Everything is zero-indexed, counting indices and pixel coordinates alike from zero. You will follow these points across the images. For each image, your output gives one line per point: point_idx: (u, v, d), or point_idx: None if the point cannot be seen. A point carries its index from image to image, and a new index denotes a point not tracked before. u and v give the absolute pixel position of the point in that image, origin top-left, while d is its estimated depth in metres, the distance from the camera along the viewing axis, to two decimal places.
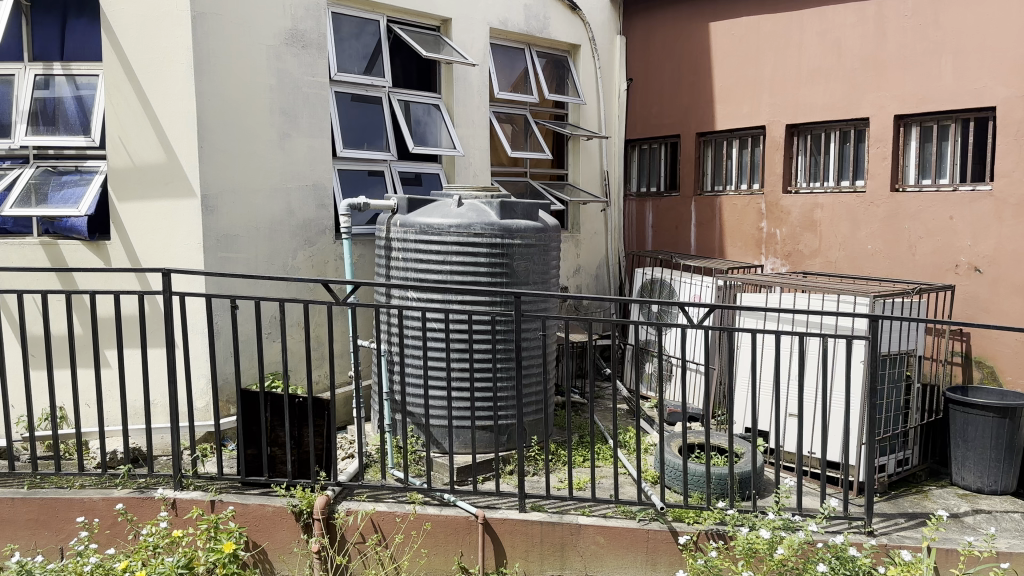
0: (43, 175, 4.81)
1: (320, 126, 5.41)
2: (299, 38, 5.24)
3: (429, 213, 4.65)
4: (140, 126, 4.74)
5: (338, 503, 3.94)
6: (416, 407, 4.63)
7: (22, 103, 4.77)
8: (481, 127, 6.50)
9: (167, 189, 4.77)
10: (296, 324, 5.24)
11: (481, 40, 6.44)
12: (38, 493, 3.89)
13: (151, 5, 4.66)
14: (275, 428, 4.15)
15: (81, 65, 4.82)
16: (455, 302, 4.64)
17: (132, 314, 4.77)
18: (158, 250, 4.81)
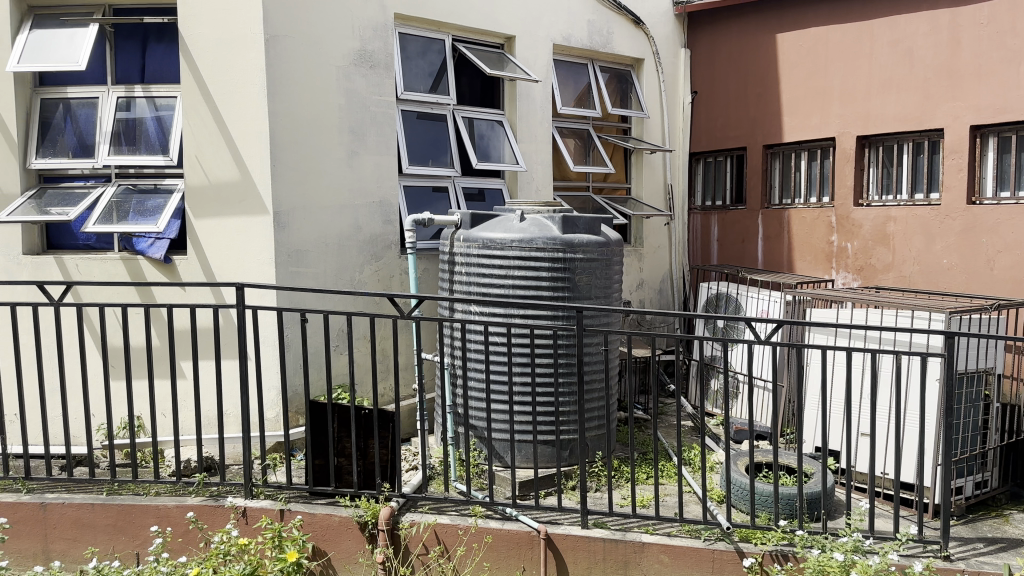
0: (123, 193, 5.01)
1: (386, 144, 5.54)
2: (367, 59, 5.38)
3: (491, 227, 4.69)
4: (215, 146, 4.93)
5: (402, 515, 3.98)
6: (478, 420, 4.66)
7: (106, 124, 5.03)
8: (544, 143, 6.54)
9: (240, 206, 4.94)
10: (362, 337, 5.35)
11: (544, 56, 6.49)
12: (116, 500, 4.04)
13: (227, 29, 4.85)
14: (342, 438, 4.24)
15: (160, 87, 5.05)
16: (517, 316, 4.66)
17: (207, 327, 4.95)
18: (232, 265, 4.98)
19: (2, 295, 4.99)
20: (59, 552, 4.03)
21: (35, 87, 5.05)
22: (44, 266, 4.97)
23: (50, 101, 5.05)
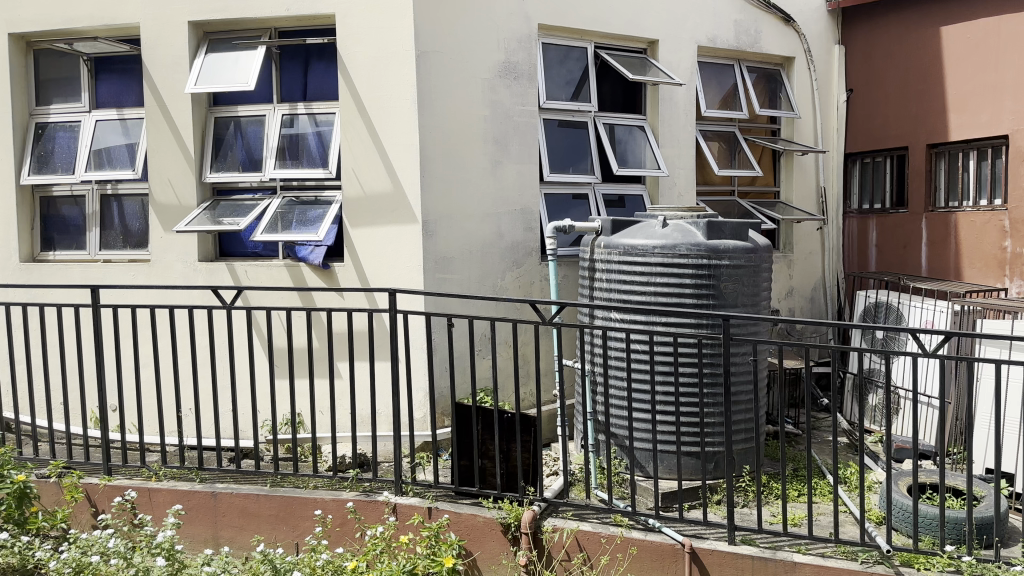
0: (288, 205, 5.38)
1: (529, 152, 5.62)
2: (511, 70, 5.50)
3: (633, 233, 4.65)
4: (369, 159, 5.19)
5: (544, 519, 4.02)
6: (620, 429, 4.63)
7: (272, 140, 5.41)
8: (687, 147, 6.41)
9: (392, 215, 5.18)
10: (504, 342, 5.45)
11: (688, 59, 6.36)
12: (280, 491, 4.32)
13: (381, 47, 5.11)
14: (486, 441, 4.31)
15: (321, 104, 5.38)
16: (659, 324, 4.59)
17: (361, 331, 5.22)
18: (383, 271, 5.22)
19: (183, 299, 5.47)
20: (228, 539, 4.33)
21: (210, 107, 5.52)
22: (218, 272, 5.41)
23: (223, 119, 5.51)
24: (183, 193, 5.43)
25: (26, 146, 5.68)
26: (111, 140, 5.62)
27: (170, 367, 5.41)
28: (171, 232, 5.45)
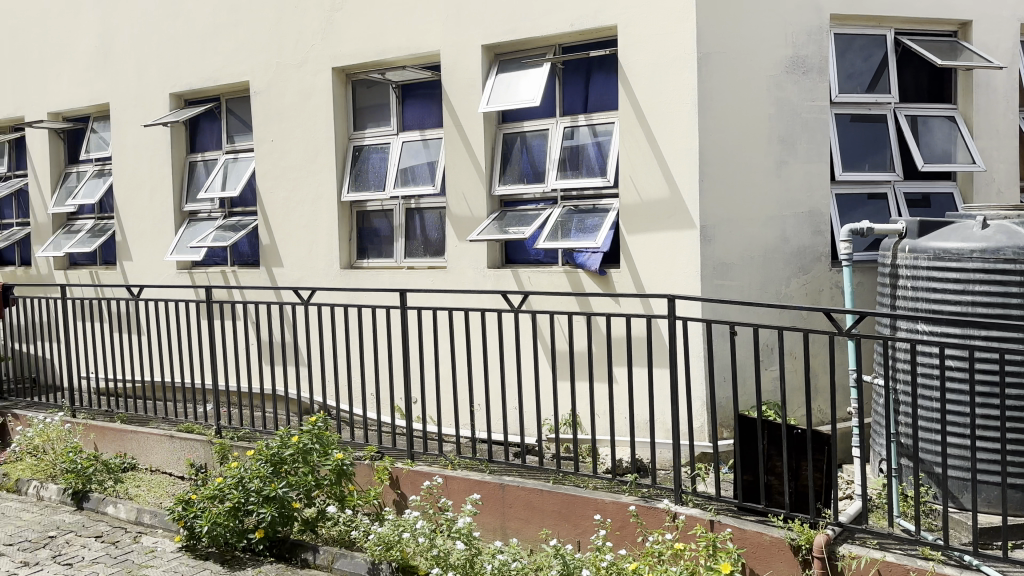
0: (568, 214, 5.57)
1: (818, 150, 5.27)
2: (800, 64, 5.20)
3: (946, 235, 4.13)
4: (648, 165, 5.21)
5: (839, 544, 3.73)
6: (930, 454, 4.14)
7: (554, 151, 5.64)
8: (1009, 138, 5.62)
9: (671, 221, 5.14)
10: (791, 354, 5.16)
11: (1008, 39, 5.58)
12: (563, 488, 4.46)
13: (662, 53, 5.11)
14: (772, 456, 4.10)
15: (601, 114, 5.50)
16: (979, 337, 4.05)
17: (641, 337, 5.24)
18: (662, 277, 5.18)
19: (474, 302, 5.90)
20: (515, 530, 4.56)
21: (498, 124, 5.89)
22: (504, 278, 5.77)
23: (511, 135, 5.83)
24: (475, 206, 5.88)
25: (347, 168, 6.47)
26: (415, 159, 6.21)
27: (463, 366, 5.87)
28: (464, 240, 5.93)
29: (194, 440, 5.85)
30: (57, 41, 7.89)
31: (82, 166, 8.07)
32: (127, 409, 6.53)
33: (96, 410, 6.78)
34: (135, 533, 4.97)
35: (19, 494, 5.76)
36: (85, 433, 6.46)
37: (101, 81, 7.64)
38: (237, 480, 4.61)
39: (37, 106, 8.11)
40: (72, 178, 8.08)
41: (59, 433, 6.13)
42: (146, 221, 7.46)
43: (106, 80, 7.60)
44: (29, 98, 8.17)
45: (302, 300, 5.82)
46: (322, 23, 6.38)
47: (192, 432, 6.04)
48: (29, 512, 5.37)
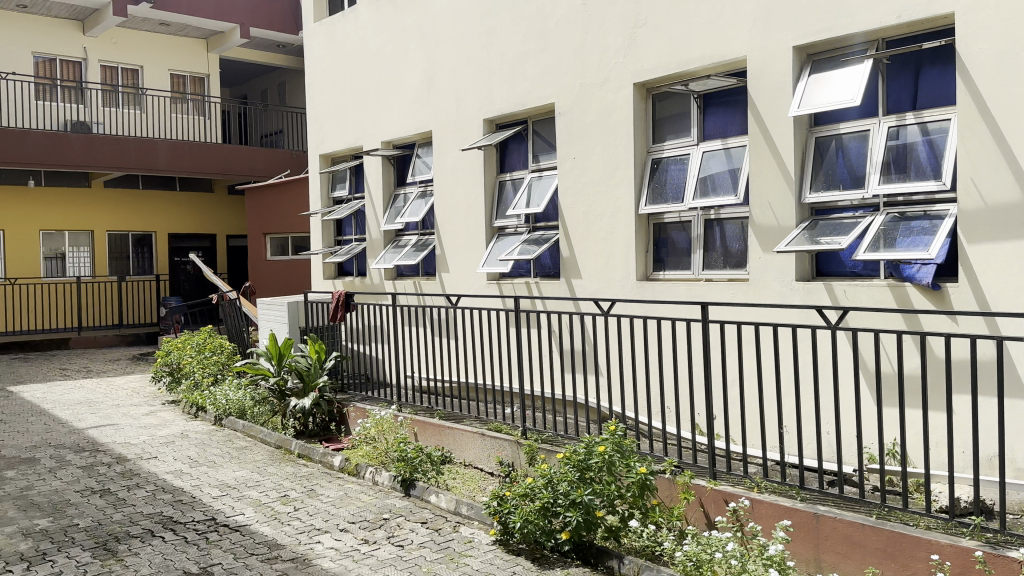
0: (892, 222, 5.04)
1: None
2: None
3: None
4: (993, 164, 4.60)
5: None
6: None
7: (877, 154, 5.12)
8: None
9: (1021, 227, 4.50)
10: None
11: None
12: (888, 525, 4.05)
13: (1007, 33, 4.51)
14: None
15: (934, 110, 4.92)
16: None
17: (986, 361, 4.59)
18: (1012, 293, 4.52)
19: (781, 318, 5.60)
20: (831, 563, 4.21)
21: (810, 128, 5.55)
22: (815, 291, 5.40)
23: (825, 138, 5.46)
24: (782, 215, 5.57)
25: (646, 181, 6.50)
26: (716, 168, 6.05)
27: (769, 385, 5.60)
28: (770, 252, 5.64)
29: (503, 439, 6.29)
30: (389, 79, 8.97)
31: (407, 188, 9.05)
32: (445, 407, 7.24)
33: (419, 407, 7.60)
34: (454, 523, 5.44)
35: (358, 477, 6.54)
36: (410, 426, 7.17)
37: (424, 112, 8.52)
38: (547, 481, 4.86)
39: (372, 136, 9.26)
40: (399, 200, 9.08)
41: (392, 424, 7.00)
42: (461, 236, 8.17)
43: (428, 110, 8.47)
44: (366, 130, 9.35)
45: (604, 312, 5.99)
46: (625, 41, 6.53)
47: (501, 431, 6.50)
48: (367, 493, 6.11)
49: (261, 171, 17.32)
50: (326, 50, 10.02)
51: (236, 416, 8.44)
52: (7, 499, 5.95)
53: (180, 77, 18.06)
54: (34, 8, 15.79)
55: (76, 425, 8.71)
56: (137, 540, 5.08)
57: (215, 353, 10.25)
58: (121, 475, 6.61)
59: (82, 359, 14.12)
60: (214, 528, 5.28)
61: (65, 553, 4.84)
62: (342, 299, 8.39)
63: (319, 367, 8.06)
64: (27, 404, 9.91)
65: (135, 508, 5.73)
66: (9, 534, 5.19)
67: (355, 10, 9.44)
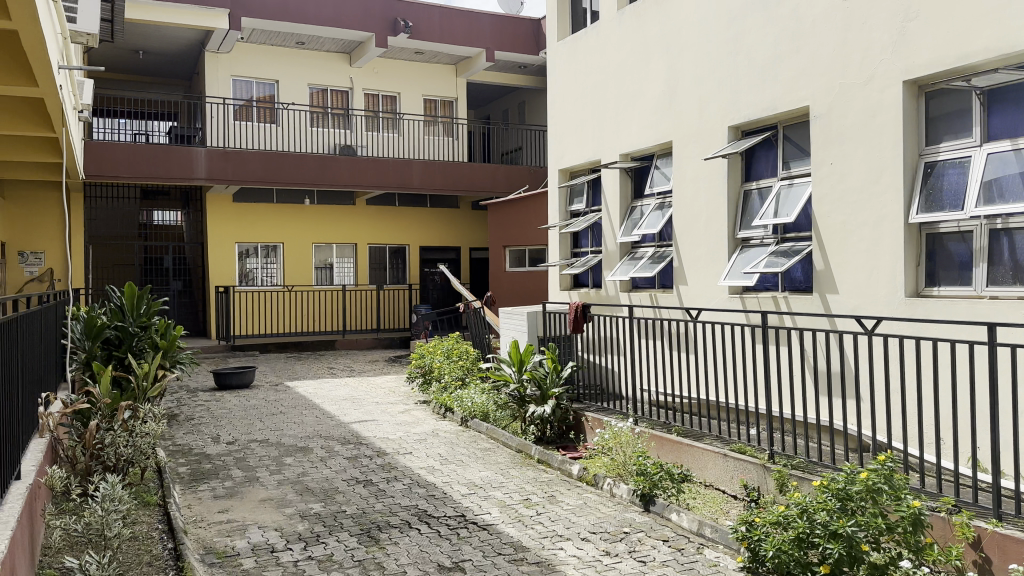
0: None
1: None
2: None
3: None
4: None
5: None
6: None
7: None
8: None
9: None
10: None
11: None
12: None
13: None
14: None
15: None
16: None
17: None
18: None
19: None
20: None
21: None
22: None
23: None
24: None
25: (917, 187, 5.89)
26: (1003, 170, 5.30)
27: None
28: None
29: (748, 461, 5.98)
30: (629, 91, 8.97)
31: (645, 201, 8.93)
32: (683, 423, 7.03)
33: (655, 420, 7.48)
34: (698, 544, 5.26)
35: (596, 487, 6.56)
36: (648, 440, 7.04)
37: (664, 122, 8.40)
38: (801, 511, 4.50)
39: (611, 149, 9.29)
40: (636, 212, 9.00)
41: (629, 437, 6.82)
42: (701, 248, 7.88)
43: (669, 121, 8.33)
44: (605, 143, 9.41)
45: (865, 331, 5.47)
46: (893, 35, 5.97)
47: (745, 453, 6.18)
48: (607, 505, 6.10)
49: (501, 187, 18.16)
50: (568, 67, 10.27)
51: (480, 419, 8.87)
52: (289, 482, 6.72)
53: (431, 101, 19.52)
54: (313, 46, 17.90)
55: (342, 418, 9.65)
56: (396, 530, 5.48)
57: (461, 358, 10.85)
58: (381, 467, 7.20)
59: (346, 359, 15.69)
60: (463, 525, 5.55)
61: (336, 537, 5.33)
62: (579, 310, 8.42)
63: (555, 376, 8.16)
64: (303, 397, 11.17)
65: (393, 500, 6.19)
66: (291, 514, 5.84)
67: (597, 26, 9.58)
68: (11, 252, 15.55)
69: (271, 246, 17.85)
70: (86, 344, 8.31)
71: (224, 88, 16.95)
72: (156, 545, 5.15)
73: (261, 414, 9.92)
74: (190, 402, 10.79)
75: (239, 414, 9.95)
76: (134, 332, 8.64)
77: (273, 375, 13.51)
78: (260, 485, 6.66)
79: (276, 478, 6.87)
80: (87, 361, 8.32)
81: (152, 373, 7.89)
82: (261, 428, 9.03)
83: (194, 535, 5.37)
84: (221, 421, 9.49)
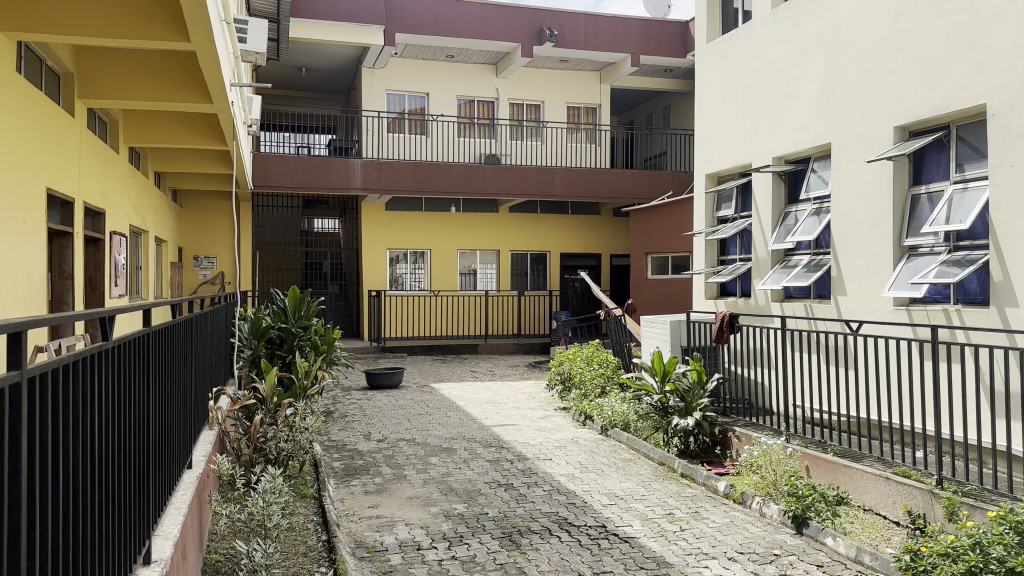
0: None
1: None
2: None
3: None
4: None
5: None
6: None
7: None
8: None
9: None
10: None
11: None
12: None
13: None
14: None
15: None
16: None
17: None
18: None
19: None
20: None
21: None
22: None
23: None
24: None
25: None
26: None
27: None
28: None
29: (912, 486, 5.52)
30: (784, 92, 8.56)
31: (800, 206, 8.48)
32: (840, 442, 6.60)
33: (808, 437, 7.05)
34: (856, 572, 4.91)
35: (744, 506, 6.28)
36: (800, 458, 6.63)
37: (822, 124, 7.94)
38: (974, 542, 4.08)
39: (763, 153, 8.90)
40: (790, 218, 8.55)
41: (781, 456, 6.38)
42: (863, 256, 7.36)
43: (827, 122, 7.87)
44: (756, 146, 9.03)
45: None
46: None
47: (909, 477, 5.71)
48: (755, 524, 5.82)
49: (644, 193, 17.90)
50: (717, 69, 9.95)
51: (621, 428, 8.74)
52: (434, 481, 6.91)
53: (575, 108, 19.56)
54: (461, 58, 18.43)
55: (484, 422, 9.82)
56: (537, 536, 5.49)
57: (602, 365, 10.74)
58: (522, 472, 7.25)
59: (488, 363, 15.98)
60: (605, 536, 5.48)
61: (478, 539, 5.42)
62: (726, 319, 8.04)
63: (700, 389, 7.85)
64: (447, 399, 11.47)
65: (534, 505, 6.21)
66: (436, 513, 5.99)
67: (750, 25, 9.23)
68: (189, 256, 17.00)
69: (419, 252, 18.52)
70: (252, 343, 8.94)
71: (378, 102, 17.78)
72: (312, 536, 5.43)
73: (407, 414, 10.28)
74: (343, 401, 11.35)
75: (387, 413, 10.35)
76: (294, 333, 9.20)
77: (419, 376, 13.99)
78: (407, 483, 6.89)
79: (421, 477, 7.08)
80: (253, 359, 8.94)
81: (310, 372, 8.37)
82: (407, 428, 9.34)
83: (346, 528, 5.63)
84: (371, 419, 9.92)
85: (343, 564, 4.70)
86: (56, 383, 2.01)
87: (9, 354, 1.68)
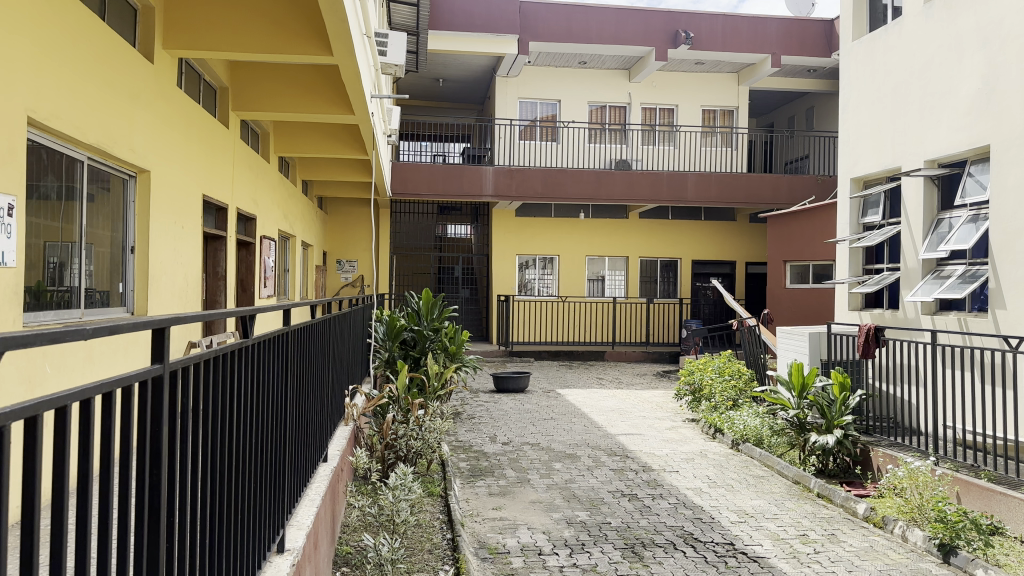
0: None
1: None
2: None
3: None
4: None
5: None
6: None
7: None
8: None
9: None
10: None
11: None
12: None
13: None
14: None
15: None
16: None
17: None
18: None
19: None
20: None
21: None
22: None
23: None
24: None
25: None
26: None
27: None
28: None
29: None
30: (938, 91, 7.95)
31: (954, 212, 7.85)
32: (995, 468, 6.03)
33: (960, 461, 6.47)
34: None
35: (885, 531, 5.88)
36: (951, 483, 6.13)
37: (982, 124, 7.28)
38: None
39: (914, 155, 8.29)
40: (943, 225, 7.92)
41: (929, 478, 5.88)
42: None
43: (988, 122, 7.21)
44: (907, 149, 8.42)
45: None
46: None
47: None
48: (898, 551, 5.43)
49: (783, 198, 17.12)
50: (864, 69, 9.37)
51: (754, 444, 8.38)
52: (557, 487, 6.92)
53: (710, 112, 19.00)
54: (593, 64, 18.38)
55: (610, 430, 9.72)
56: (660, 549, 5.35)
57: (734, 377, 10.34)
58: (646, 483, 7.11)
59: (615, 371, 15.84)
60: (732, 554, 5.28)
61: (600, 548, 5.36)
62: (870, 332, 7.55)
63: (842, 406, 7.39)
64: (573, 405, 11.45)
65: (659, 518, 6.07)
66: (558, 520, 5.98)
67: (900, 21, 8.67)
68: (332, 260, 17.89)
69: (548, 258, 18.65)
70: (387, 345, 9.31)
71: (510, 110, 18.07)
72: (436, 533, 5.56)
73: (534, 419, 10.35)
74: (471, 403, 11.59)
75: (513, 417, 10.47)
76: (426, 335, 9.48)
77: (545, 382, 14.04)
78: (531, 487, 6.93)
79: (545, 482, 7.10)
80: (388, 360, 9.28)
81: (440, 373, 8.61)
82: (532, 432, 9.40)
83: (470, 528, 5.72)
84: (497, 422, 10.07)
85: (465, 564, 4.77)
86: (199, 374, 2.16)
87: (153, 349, 1.81)
